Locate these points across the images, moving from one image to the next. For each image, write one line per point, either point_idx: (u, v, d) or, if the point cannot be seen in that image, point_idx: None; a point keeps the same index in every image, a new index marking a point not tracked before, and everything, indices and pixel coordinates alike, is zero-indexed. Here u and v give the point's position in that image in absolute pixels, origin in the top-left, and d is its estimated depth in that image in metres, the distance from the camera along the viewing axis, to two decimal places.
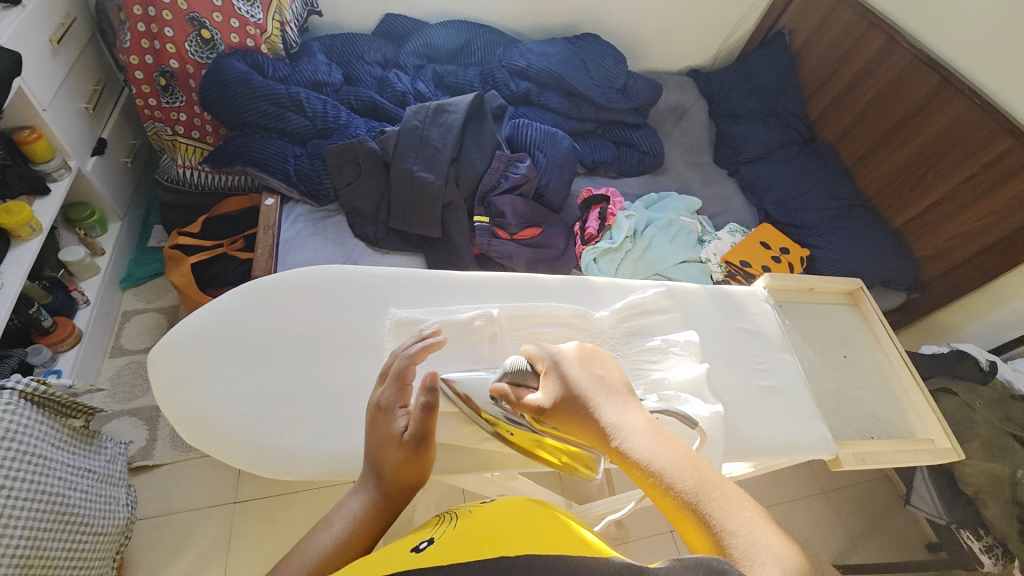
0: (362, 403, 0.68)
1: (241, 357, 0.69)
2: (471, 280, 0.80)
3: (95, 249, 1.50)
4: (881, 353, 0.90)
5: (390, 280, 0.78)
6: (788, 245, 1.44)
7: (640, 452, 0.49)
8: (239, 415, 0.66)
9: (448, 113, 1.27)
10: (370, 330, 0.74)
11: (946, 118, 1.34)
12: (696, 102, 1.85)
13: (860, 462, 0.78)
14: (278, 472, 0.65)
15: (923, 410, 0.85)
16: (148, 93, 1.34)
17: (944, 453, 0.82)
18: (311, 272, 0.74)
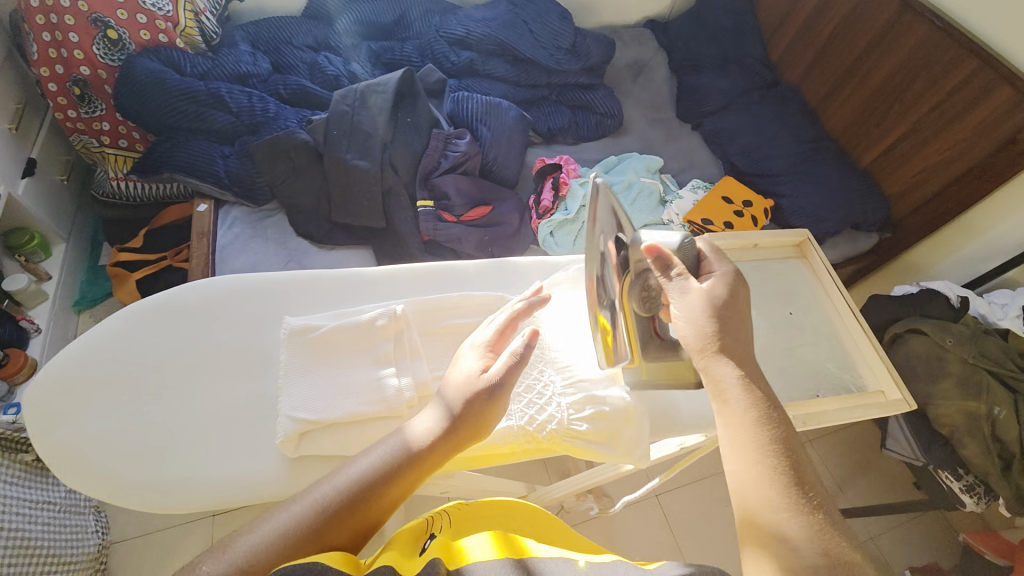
0: (242, 423, 0.67)
1: (114, 389, 0.68)
2: (379, 276, 0.79)
3: (40, 275, 1.45)
4: (829, 306, 0.89)
5: (286, 286, 0.77)
6: (751, 197, 1.39)
7: (742, 395, 0.54)
8: (112, 450, 0.65)
9: (376, 95, 1.20)
10: (267, 345, 0.72)
11: (909, 44, 1.26)
12: (655, 54, 1.75)
13: (801, 425, 0.75)
14: (165, 507, 0.64)
15: (873, 363, 0.83)
16: (65, 105, 1.26)
17: (894, 404, 0.79)
18: (193, 288, 0.73)
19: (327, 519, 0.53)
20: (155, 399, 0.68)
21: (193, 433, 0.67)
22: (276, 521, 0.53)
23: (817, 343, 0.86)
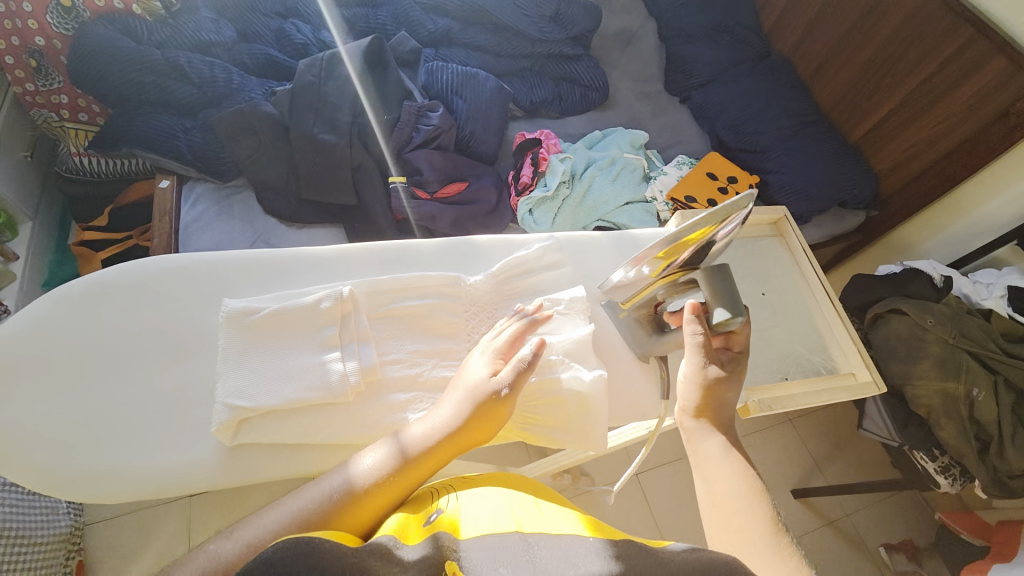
0: (182, 411, 0.66)
1: (45, 376, 0.65)
2: (328, 255, 0.76)
3: (7, 254, 1.41)
4: (803, 287, 0.87)
5: (228, 266, 0.73)
6: (736, 174, 1.35)
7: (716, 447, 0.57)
8: (43, 440, 0.63)
9: (343, 64, 1.16)
10: (206, 329, 0.70)
11: (903, 12, 1.20)
12: (643, 23, 1.68)
13: (770, 409, 0.74)
14: (101, 495, 0.63)
15: (845, 344, 0.82)
16: (23, 78, 1.21)
17: (864, 387, 0.79)
18: (125, 270, 0.70)
19: (327, 512, 0.53)
20: (85, 387, 0.65)
21: (128, 420, 0.65)
22: (276, 513, 0.53)
23: (789, 325, 0.84)
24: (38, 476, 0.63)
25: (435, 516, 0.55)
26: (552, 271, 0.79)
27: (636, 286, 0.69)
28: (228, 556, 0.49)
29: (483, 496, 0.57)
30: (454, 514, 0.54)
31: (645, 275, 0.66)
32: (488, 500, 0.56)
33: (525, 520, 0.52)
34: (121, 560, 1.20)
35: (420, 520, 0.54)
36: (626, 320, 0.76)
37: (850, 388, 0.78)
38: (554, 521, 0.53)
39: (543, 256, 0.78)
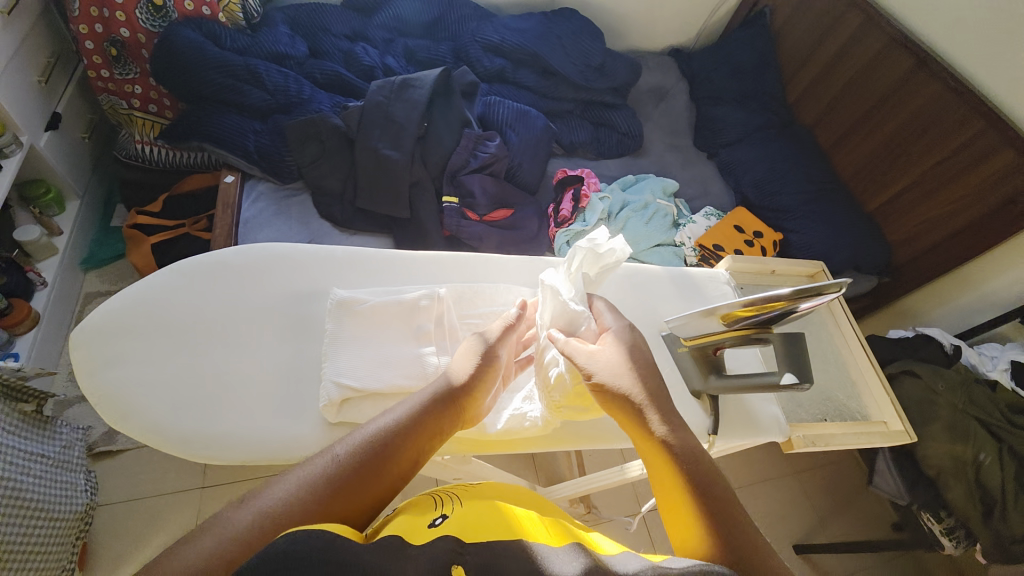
0: (286, 388, 0.69)
1: (163, 337, 0.70)
2: (419, 259, 0.83)
3: (53, 229, 1.43)
4: (838, 336, 0.94)
5: (333, 259, 0.80)
6: (762, 229, 1.43)
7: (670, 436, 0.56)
8: (157, 399, 0.67)
9: (413, 88, 1.23)
10: (309, 310, 0.75)
11: (919, 100, 1.32)
12: (677, 83, 1.80)
13: (811, 445, 0.80)
14: (205, 456, 0.66)
15: (879, 395, 0.89)
16: (99, 64, 1.27)
17: (896, 435, 0.86)
18: (243, 251, 0.76)
19: (339, 478, 0.53)
20: (200, 353, 0.70)
21: (233, 390, 0.68)
22: (288, 477, 0.52)
23: (826, 371, 0.92)
24: (147, 433, 0.66)
25: (441, 516, 0.51)
26: (615, 296, 0.86)
27: (706, 329, 0.73)
28: (244, 524, 0.48)
29: (490, 503, 0.54)
30: (462, 514, 0.51)
31: (717, 322, 0.70)
32: (494, 508, 0.53)
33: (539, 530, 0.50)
34: (125, 547, 1.18)
35: (425, 519, 0.51)
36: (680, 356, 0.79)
37: (881, 434, 0.86)
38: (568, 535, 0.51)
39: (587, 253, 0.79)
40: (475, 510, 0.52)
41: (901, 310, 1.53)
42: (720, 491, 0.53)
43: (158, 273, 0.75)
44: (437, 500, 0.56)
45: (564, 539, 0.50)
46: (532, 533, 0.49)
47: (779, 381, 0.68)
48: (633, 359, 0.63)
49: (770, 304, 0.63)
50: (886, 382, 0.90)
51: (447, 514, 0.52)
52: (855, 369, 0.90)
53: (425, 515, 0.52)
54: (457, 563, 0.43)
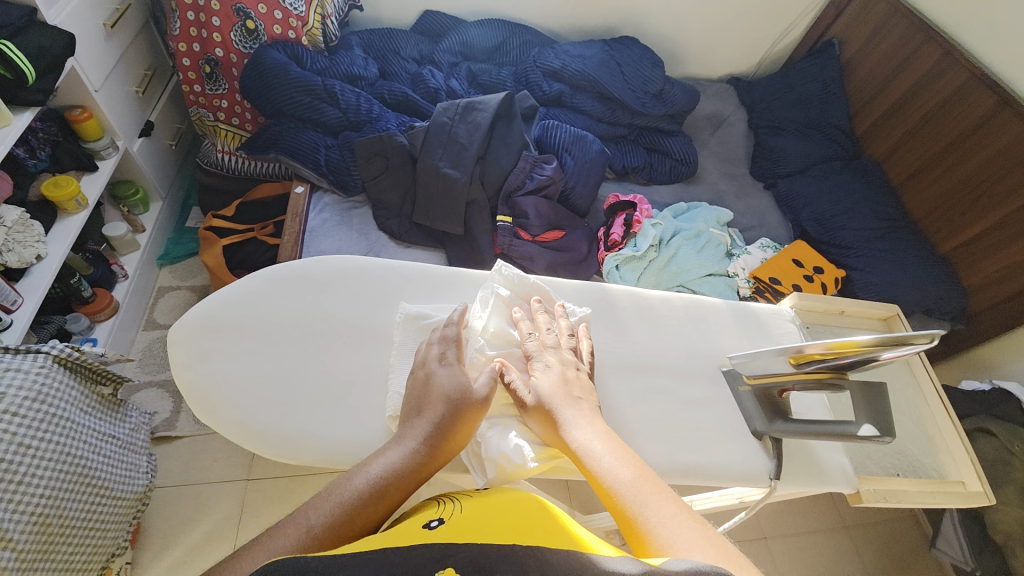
0: (359, 394, 0.73)
1: (249, 336, 0.74)
2: (482, 277, 0.85)
3: (136, 226, 1.55)
4: (914, 386, 0.90)
5: (404, 273, 0.83)
6: (823, 264, 1.37)
7: (589, 448, 0.62)
8: (242, 396, 0.71)
9: (477, 111, 1.28)
10: (380, 322, 0.78)
11: (1004, 139, 1.25)
12: (735, 112, 1.77)
13: (882, 501, 0.77)
14: (286, 454, 0.69)
15: (958, 452, 0.84)
16: (193, 79, 1.38)
17: (973, 495, 0.81)
18: (325, 260, 0.80)
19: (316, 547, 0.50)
20: (283, 355, 0.74)
21: (310, 393, 0.72)
22: (262, 549, 0.49)
23: (901, 423, 0.86)
24: (230, 427, 0.70)
25: (438, 520, 0.51)
26: (673, 328, 0.84)
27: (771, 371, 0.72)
28: None
29: (487, 508, 0.54)
30: (458, 517, 0.51)
31: (789, 365, 0.68)
32: (490, 513, 0.53)
33: (524, 530, 0.49)
34: (173, 530, 1.24)
35: (420, 521, 0.51)
36: (745, 394, 0.79)
37: (960, 495, 0.81)
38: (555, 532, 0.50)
39: (502, 282, 0.81)
40: (471, 514, 0.52)
41: (974, 360, 1.42)
42: (628, 475, 0.58)
43: (247, 276, 0.80)
44: (440, 504, 0.57)
45: (560, 542, 0.48)
46: (523, 534, 0.48)
47: (855, 433, 0.64)
48: (554, 384, 0.69)
49: (843, 348, 0.61)
50: (966, 441, 0.85)
51: (444, 518, 0.52)
52: (933, 423, 0.85)
53: (422, 517, 0.53)
54: (447, 564, 0.42)
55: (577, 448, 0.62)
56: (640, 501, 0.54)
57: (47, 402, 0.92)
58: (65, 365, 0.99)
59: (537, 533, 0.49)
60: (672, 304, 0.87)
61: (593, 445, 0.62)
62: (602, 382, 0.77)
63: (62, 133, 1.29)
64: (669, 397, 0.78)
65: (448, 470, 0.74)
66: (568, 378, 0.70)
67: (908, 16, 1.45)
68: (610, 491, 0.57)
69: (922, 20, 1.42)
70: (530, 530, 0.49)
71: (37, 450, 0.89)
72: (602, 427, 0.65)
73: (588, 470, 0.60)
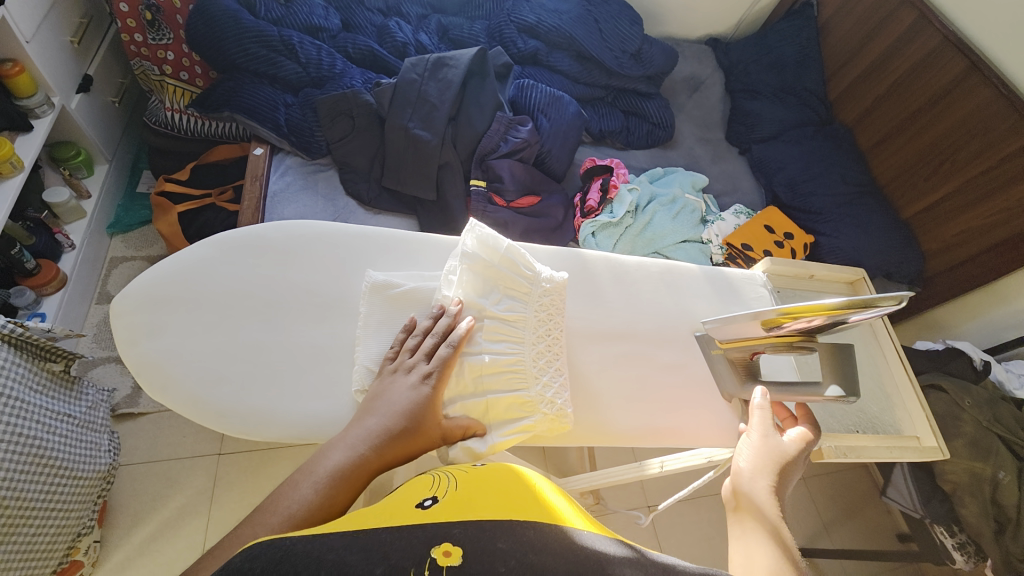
0: (323, 366, 0.71)
1: (202, 309, 0.70)
2: (451, 243, 0.82)
3: (80, 191, 1.43)
4: (874, 346, 0.93)
5: (369, 239, 0.79)
6: (793, 230, 1.39)
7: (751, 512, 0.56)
8: (197, 371, 0.68)
9: (448, 68, 1.21)
10: (345, 292, 0.75)
11: (969, 106, 1.27)
12: (712, 74, 1.73)
13: (842, 456, 0.80)
14: (248, 430, 0.68)
15: (914, 409, 0.89)
16: (133, 28, 1.27)
17: (928, 450, 0.87)
18: (283, 226, 0.75)
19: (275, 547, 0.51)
20: (242, 329, 0.70)
21: (275, 366, 0.70)
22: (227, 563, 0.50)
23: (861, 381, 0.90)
24: (186, 405, 0.67)
25: (431, 498, 0.51)
26: (648, 294, 0.84)
27: (746, 334, 0.71)
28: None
29: (479, 484, 0.54)
30: (452, 495, 0.51)
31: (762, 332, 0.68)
32: (482, 488, 0.53)
33: (519, 505, 0.50)
34: (143, 506, 1.21)
35: (412, 501, 0.50)
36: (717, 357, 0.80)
37: (914, 449, 0.86)
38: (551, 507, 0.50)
39: (475, 244, 0.75)
40: (466, 490, 0.52)
41: (929, 321, 1.49)
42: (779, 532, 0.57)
43: (196, 244, 0.74)
44: (435, 479, 0.56)
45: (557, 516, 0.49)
46: (522, 510, 0.49)
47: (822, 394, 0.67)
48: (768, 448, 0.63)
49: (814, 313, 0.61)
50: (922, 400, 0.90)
51: (438, 496, 0.51)
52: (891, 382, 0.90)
53: (415, 496, 0.52)
54: (443, 540, 0.43)
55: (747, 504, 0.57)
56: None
57: None
58: (10, 342, 0.92)
59: (532, 509, 0.49)
60: (647, 270, 0.86)
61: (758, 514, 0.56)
62: (575, 350, 0.78)
63: None
64: (642, 362, 0.79)
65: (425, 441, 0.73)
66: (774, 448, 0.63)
67: None
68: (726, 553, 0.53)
69: None
70: (526, 505, 0.50)
71: None
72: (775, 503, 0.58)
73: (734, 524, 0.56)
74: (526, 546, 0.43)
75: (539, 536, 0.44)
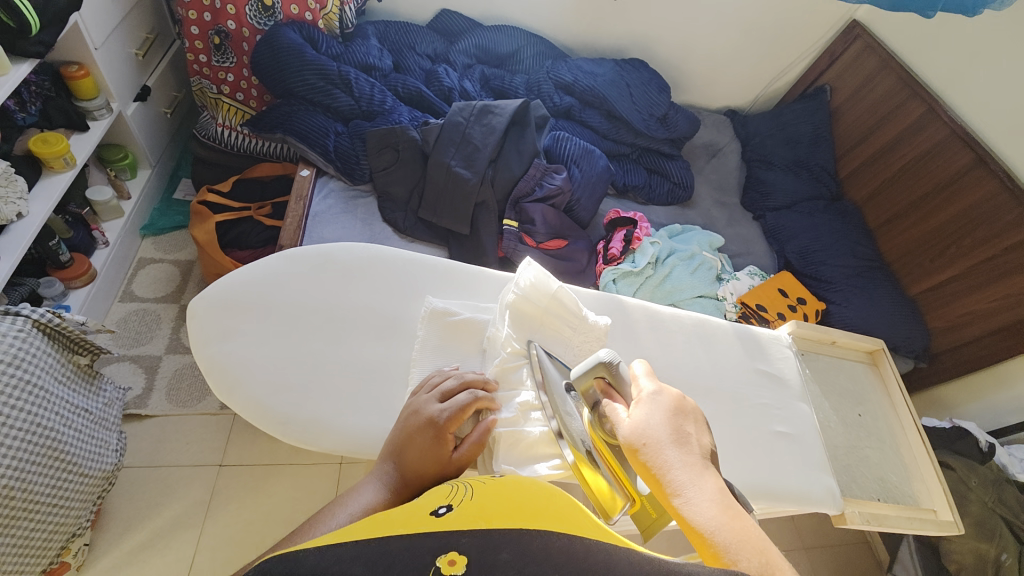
0: (377, 387, 0.73)
1: (273, 319, 0.75)
2: (502, 277, 0.86)
3: (122, 192, 1.47)
4: (892, 416, 0.96)
5: (428, 269, 0.83)
6: (805, 295, 1.44)
7: (704, 519, 0.46)
8: (265, 377, 0.71)
9: (493, 115, 1.29)
10: (405, 315, 0.79)
11: (975, 196, 1.35)
12: (730, 143, 1.84)
13: (865, 522, 0.82)
14: (305, 440, 0.69)
15: (931, 482, 0.91)
16: (200, 49, 1.35)
17: (945, 524, 0.88)
18: (350, 248, 0.81)
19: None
20: (310, 345, 0.74)
21: (335, 381, 0.73)
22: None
23: (881, 449, 0.92)
24: (250, 409, 0.70)
25: (445, 507, 0.48)
26: (682, 345, 0.87)
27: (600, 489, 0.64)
28: None
29: (491, 493, 0.50)
30: (467, 505, 0.47)
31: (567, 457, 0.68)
32: (495, 499, 0.49)
33: (527, 516, 0.45)
34: (137, 513, 1.18)
35: (427, 508, 0.47)
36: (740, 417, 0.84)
37: (932, 522, 0.88)
38: (564, 520, 0.45)
39: (529, 282, 0.79)
40: (480, 500, 0.48)
41: (932, 398, 1.52)
42: (756, 568, 0.43)
43: (271, 256, 0.80)
44: (451, 489, 0.53)
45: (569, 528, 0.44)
46: (529, 519, 0.44)
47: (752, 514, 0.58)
48: (665, 420, 0.54)
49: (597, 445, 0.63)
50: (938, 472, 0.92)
51: (453, 505, 0.48)
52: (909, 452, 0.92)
53: (429, 504, 0.49)
54: (450, 548, 0.39)
55: (687, 515, 0.47)
56: None
57: (22, 368, 0.88)
58: (43, 331, 0.94)
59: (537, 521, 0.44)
60: (681, 322, 0.90)
61: (711, 509, 0.47)
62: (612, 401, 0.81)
63: (55, 88, 1.24)
64: None
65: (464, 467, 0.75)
66: (678, 407, 0.55)
67: (898, 71, 1.54)
68: (709, 549, 0.45)
69: (910, 77, 1.51)
70: (534, 516, 0.45)
71: (7, 419, 0.84)
72: (716, 482, 0.50)
73: (693, 535, 0.47)
74: (529, 558, 0.39)
75: (546, 546, 0.40)
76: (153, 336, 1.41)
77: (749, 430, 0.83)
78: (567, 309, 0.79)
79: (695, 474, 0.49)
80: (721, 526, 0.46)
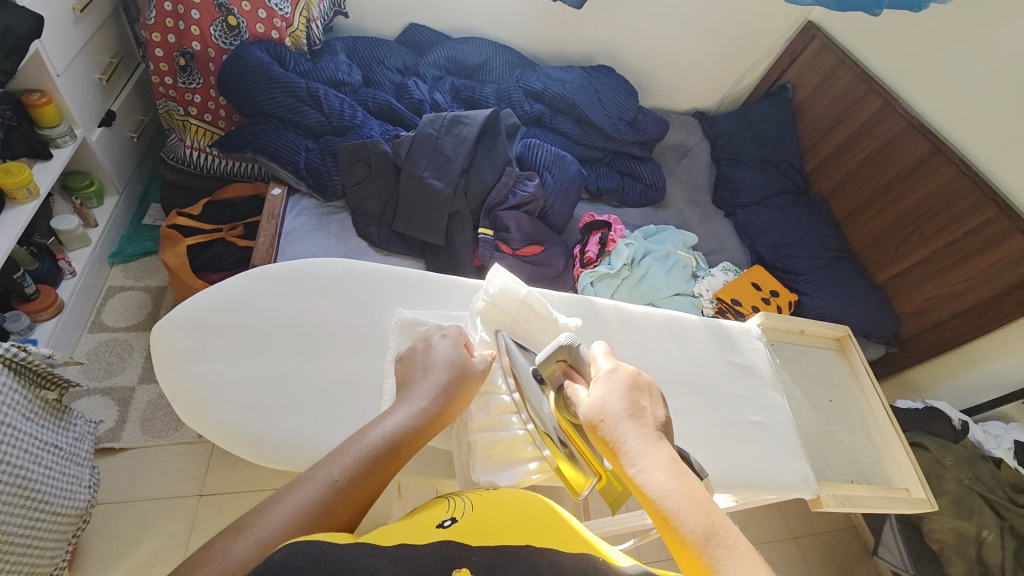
0: (351, 401, 0.73)
1: (241, 338, 0.74)
2: (473, 284, 0.87)
3: (89, 221, 1.44)
4: (862, 399, 0.99)
5: (398, 280, 0.83)
6: (778, 288, 1.48)
7: (655, 486, 0.51)
8: (234, 398, 0.70)
9: (463, 125, 1.30)
10: (377, 327, 0.79)
11: (935, 183, 1.40)
12: (699, 143, 1.88)
13: (840, 504, 0.84)
14: (277, 460, 0.68)
15: (902, 461, 0.93)
16: (165, 71, 1.33)
17: (918, 502, 0.91)
18: (318, 264, 0.80)
19: (338, 496, 0.51)
20: (280, 362, 0.73)
21: (307, 397, 0.72)
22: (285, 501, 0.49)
23: (854, 433, 0.95)
24: (219, 431, 0.69)
25: (450, 518, 0.48)
26: (655, 342, 0.89)
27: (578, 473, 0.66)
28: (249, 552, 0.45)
29: (495, 508, 0.51)
30: (470, 517, 0.48)
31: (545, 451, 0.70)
32: (498, 513, 0.49)
33: (536, 534, 0.46)
34: (113, 550, 1.14)
35: (432, 520, 0.47)
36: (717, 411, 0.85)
37: (905, 500, 0.91)
38: (569, 538, 0.46)
39: (498, 288, 0.79)
40: (484, 514, 0.49)
41: (905, 381, 1.57)
42: (700, 528, 0.48)
43: (238, 276, 0.80)
44: (447, 502, 0.53)
45: (575, 545, 0.45)
46: (535, 537, 0.45)
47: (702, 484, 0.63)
48: (621, 398, 0.57)
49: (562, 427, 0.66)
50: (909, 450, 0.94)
51: (457, 517, 0.48)
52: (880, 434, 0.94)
53: (433, 516, 0.49)
54: (462, 563, 0.40)
55: (640, 484, 0.51)
56: (715, 545, 0.47)
57: None
58: (9, 366, 0.91)
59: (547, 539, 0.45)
60: (653, 319, 0.91)
61: (661, 477, 0.51)
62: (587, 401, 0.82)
63: (16, 116, 1.20)
64: None
65: (444, 478, 0.75)
66: (634, 385, 0.59)
67: (853, 68, 1.60)
68: (659, 513, 0.50)
69: (865, 73, 1.57)
70: (540, 533, 0.46)
71: None
72: (668, 452, 0.54)
73: (645, 500, 0.51)
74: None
75: (554, 565, 0.41)
76: (126, 366, 1.37)
77: (726, 423, 0.85)
78: (535, 311, 0.80)
79: (648, 445, 0.53)
80: (670, 491, 0.50)
